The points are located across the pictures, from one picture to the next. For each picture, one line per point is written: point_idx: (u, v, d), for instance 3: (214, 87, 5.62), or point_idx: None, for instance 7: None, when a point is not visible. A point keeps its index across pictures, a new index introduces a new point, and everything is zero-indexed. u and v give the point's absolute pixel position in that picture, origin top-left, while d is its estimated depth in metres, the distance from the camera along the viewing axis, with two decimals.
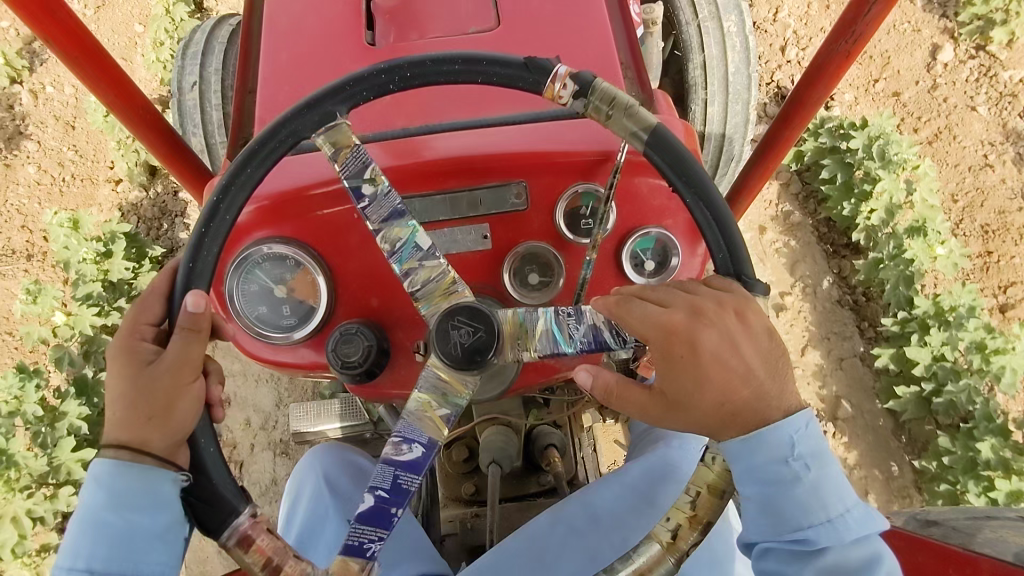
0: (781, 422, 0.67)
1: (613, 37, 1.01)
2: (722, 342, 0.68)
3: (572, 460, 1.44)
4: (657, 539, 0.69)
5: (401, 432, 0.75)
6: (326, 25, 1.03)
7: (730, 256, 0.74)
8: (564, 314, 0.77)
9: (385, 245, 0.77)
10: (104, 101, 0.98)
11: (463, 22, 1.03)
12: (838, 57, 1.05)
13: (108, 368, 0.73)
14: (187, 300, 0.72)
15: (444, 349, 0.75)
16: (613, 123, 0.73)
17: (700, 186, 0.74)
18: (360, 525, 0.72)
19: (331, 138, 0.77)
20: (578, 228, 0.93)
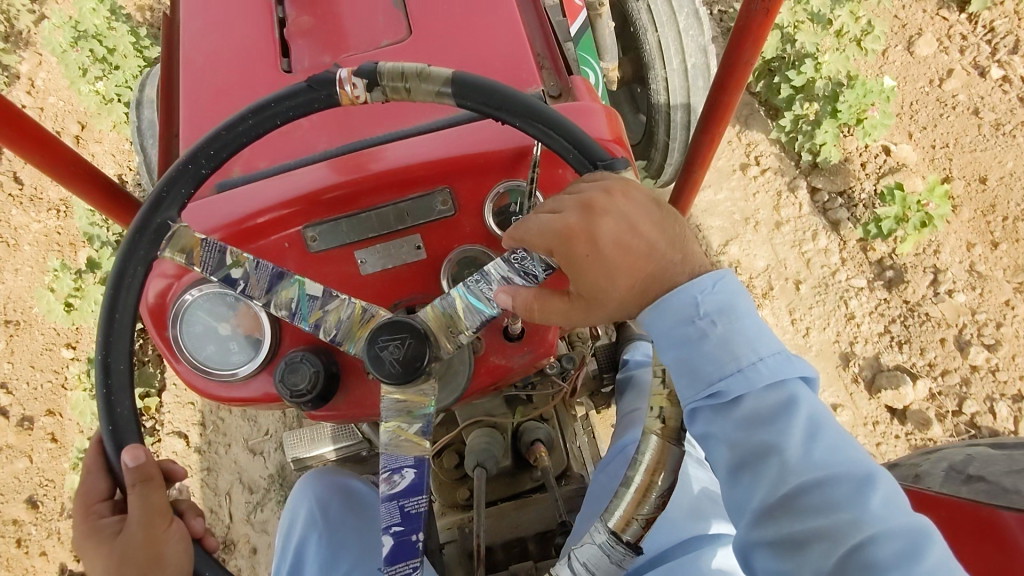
0: (685, 285, 0.69)
1: (526, 32, 1.00)
2: (622, 226, 0.70)
3: (562, 454, 1.45)
4: (652, 430, 0.66)
5: (387, 465, 0.75)
6: (243, 57, 1.04)
7: (582, 154, 0.75)
8: (472, 281, 0.75)
9: (282, 311, 0.78)
10: (35, 163, 0.99)
11: (375, 35, 1.03)
12: (759, 15, 1.03)
13: (82, 556, 0.74)
14: (125, 457, 0.72)
15: (382, 373, 0.73)
16: (416, 93, 0.72)
17: (524, 106, 0.74)
18: (393, 565, 0.73)
19: (176, 247, 0.78)
20: (507, 226, 0.87)
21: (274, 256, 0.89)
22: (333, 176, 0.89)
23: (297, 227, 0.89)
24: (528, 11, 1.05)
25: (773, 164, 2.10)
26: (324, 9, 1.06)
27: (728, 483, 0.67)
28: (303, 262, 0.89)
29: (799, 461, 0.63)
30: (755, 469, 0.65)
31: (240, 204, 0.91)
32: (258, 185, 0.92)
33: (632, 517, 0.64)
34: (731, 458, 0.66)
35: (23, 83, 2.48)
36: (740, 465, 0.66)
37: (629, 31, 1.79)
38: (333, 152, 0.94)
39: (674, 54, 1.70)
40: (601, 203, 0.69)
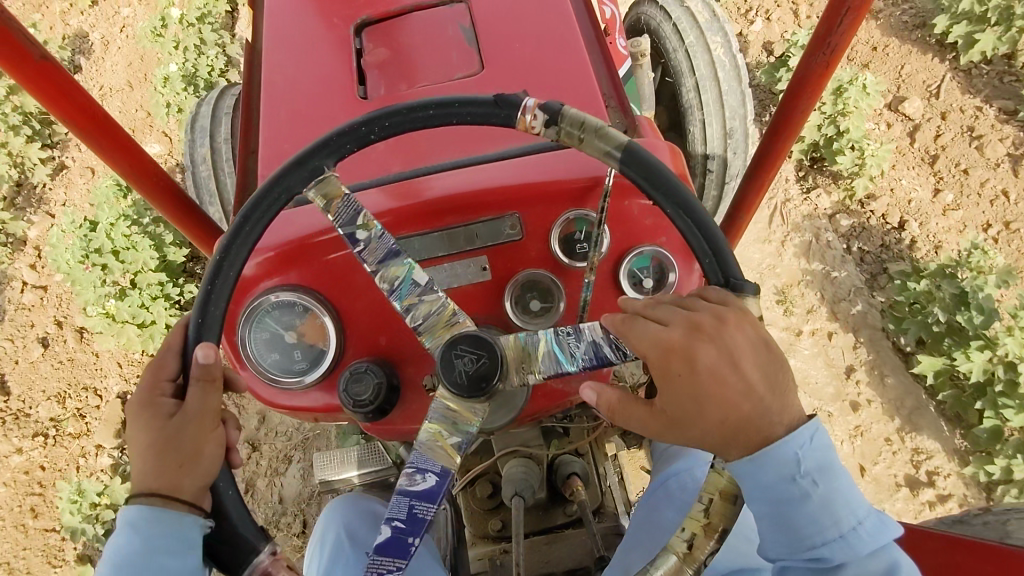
0: (787, 437, 0.66)
1: (594, 70, 1.05)
2: (722, 358, 0.67)
3: (598, 489, 1.44)
4: (673, 552, 0.65)
5: (414, 462, 0.76)
6: (322, 84, 1.10)
7: (718, 262, 0.74)
8: (564, 334, 0.78)
9: (384, 285, 0.80)
10: (120, 171, 1.05)
11: (449, 68, 1.08)
12: (818, 67, 1.06)
13: (129, 423, 0.75)
14: (199, 354, 0.74)
15: (450, 378, 0.75)
16: (587, 146, 0.74)
17: (681, 196, 0.75)
18: (378, 556, 0.72)
19: (322, 192, 0.80)
20: (573, 253, 0.91)
21: (347, 270, 0.93)
22: (410, 199, 0.93)
23: None
24: (595, 50, 1.10)
25: (954, 491, 1.77)
26: (399, 43, 1.12)
27: None
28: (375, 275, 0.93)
29: None
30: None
31: (318, 219, 0.95)
32: None
33: None
34: None
35: (28, 253, 2.49)
36: None
37: (668, 81, 1.89)
38: (409, 173, 0.98)
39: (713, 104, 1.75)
40: (705, 325, 0.68)
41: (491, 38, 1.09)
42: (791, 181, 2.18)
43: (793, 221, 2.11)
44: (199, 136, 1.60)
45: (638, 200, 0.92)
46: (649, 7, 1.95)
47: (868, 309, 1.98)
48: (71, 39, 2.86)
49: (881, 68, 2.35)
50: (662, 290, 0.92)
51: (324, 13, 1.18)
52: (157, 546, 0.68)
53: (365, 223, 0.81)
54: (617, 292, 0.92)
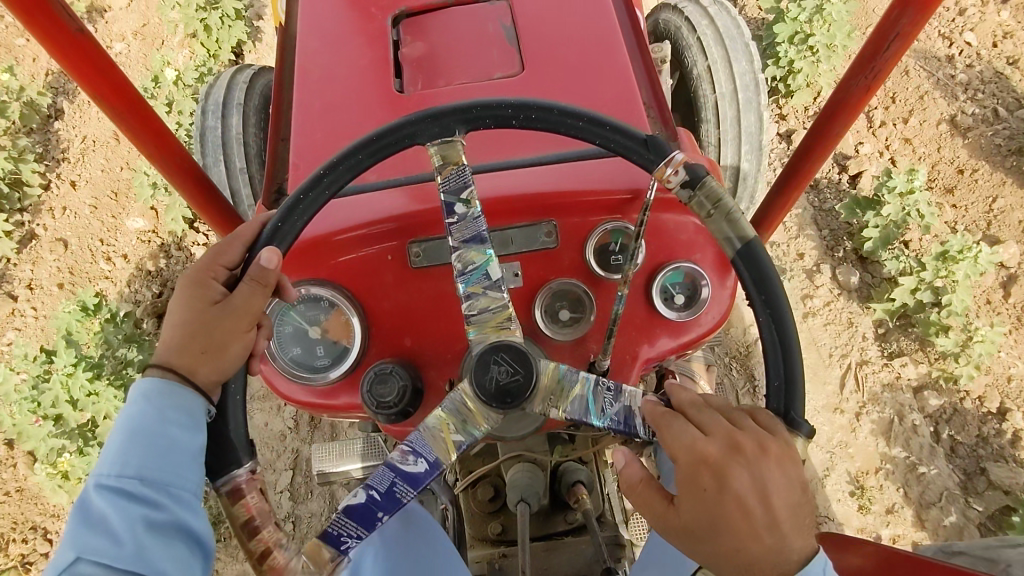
0: (798, 573, 0.60)
1: (635, 78, 1.04)
2: (754, 488, 0.60)
3: (600, 498, 1.44)
4: None
5: (412, 442, 0.75)
6: (357, 74, 1.08)
7: (785, 390, 0.69)
8: (603, 386, 0.75)
9: (457, 263, 0.79)
10: (146, 153, 1.02)
11: (487, 67, 1.07)
12: (859, 91, 1.06)
13: (174, 291, 0.75)
14: (263, 253, 0.75)
15: (479, 381, 0.74)
16: (711, 222, 0.73)
17: (778, 308, 0.71)
18: (345, 518, 0.71)
19: (442, 152, 0.78)
20: (608, 265, 0.89)
21: (376, 268, 0.91)
22: None
23: (403, 241, 0.91)
24: (637, 58, 1.08)
25: None
26: (436, 38, 1.11)
27: None
28: (404, 274, 0.91)
29: None
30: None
31: (351, 214, 0.94)
32: (367, 200, 0.95)
33: None
34: None
35: None
36: None
37: (686, 88, 1.87)
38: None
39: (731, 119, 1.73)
40: (742, 438, 0.62)
41: (532, 40, 1.07)
42: (870, 340, 1.88)
43: (870, 391, 1.80)
44: (211, 117, 1.57)
45: (683, 214, 0.92)
46: (670, 13, 1.94)
47: (963, 523, 1.63)
48: (54, 77, 2.60)
49: (967, 199, 2.05)
50: (693, 307, 0.91)
51: (358, 6, 1.16)
52: (167, 415, 0.67)
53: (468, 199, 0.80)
54: (648, 305, 0.91)
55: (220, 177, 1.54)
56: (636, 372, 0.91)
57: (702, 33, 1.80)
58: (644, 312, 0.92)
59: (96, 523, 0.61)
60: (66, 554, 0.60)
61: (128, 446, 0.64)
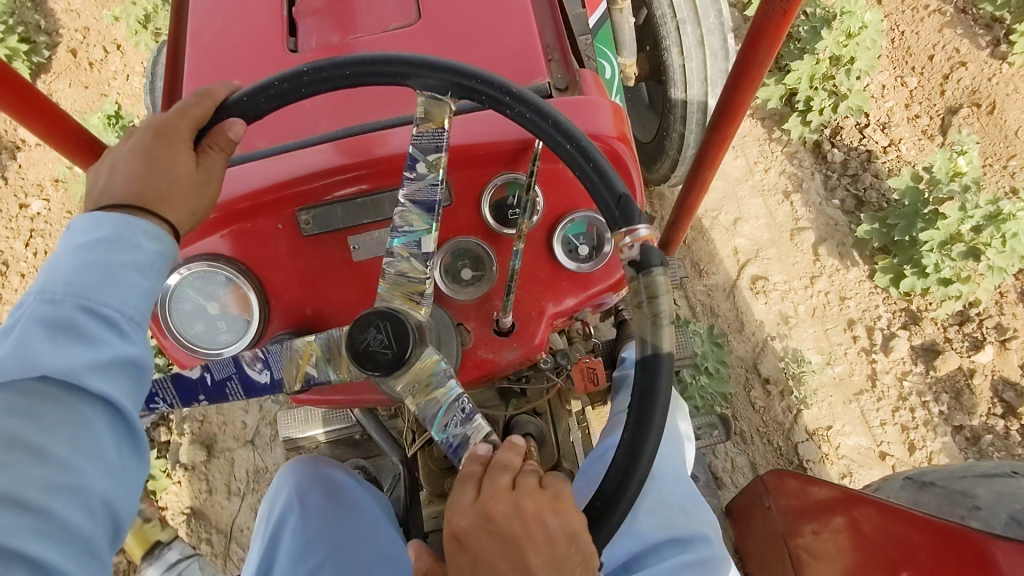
0: None
1: (536, 22, 0.99)
2: (509, 551, 0.60)
3: (552, 448, 1.44)
4: None
5: (269, 353, 0.77)
6: (251, 33, 1.04)
7: (602, 510, 0.65)
8: (460, 408, 0.73)
9: (398, 219, 0.76)
10: (36, 130, 1.00)
11: (383, 19, 1.02)
12: (774, 16, 0.99)
13: (135, 148, 0.73)
14: (234, 128, 0.76)
15: (354, 332, 0.72)
16: (636, 317, 0.66)
17: (647, 436, 0.64)
18: (171, 385, 0.78)
19: (432, 108, 0.74)
20: (505, 219, 0.87)
21: (270, 237, 0.89)
22: (337, 158, 0.89)
23: (293, 209, 0.89)
24: (541, 3, 1.03)
25: None
26: None
27: None
28: (298, 242, 0.89)
29: None
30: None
31: (240, 182, 0.91)
32: (255, 166, 0.92)
33: None
34: None
35: None
36: None
37: (650, 26, 1.75)
38: (340, 133, 0.93)
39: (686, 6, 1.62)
40: (524, 504, 0.62)
41: None
42: None
43: None
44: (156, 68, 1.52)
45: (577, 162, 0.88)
46: None
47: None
48: None
49: None
50: (597, 259, 0.89)
51: None
52: (125, 236, 0.66)
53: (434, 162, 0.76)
54: (550, 258, 0.89)
55: None
56: (544, 328, 0.89)
57: None
58: (547, 264, 0.89)
59: (47, 327, 0.58)
60: (17, 359, 0.55)
61: (83, 269, 0.62)
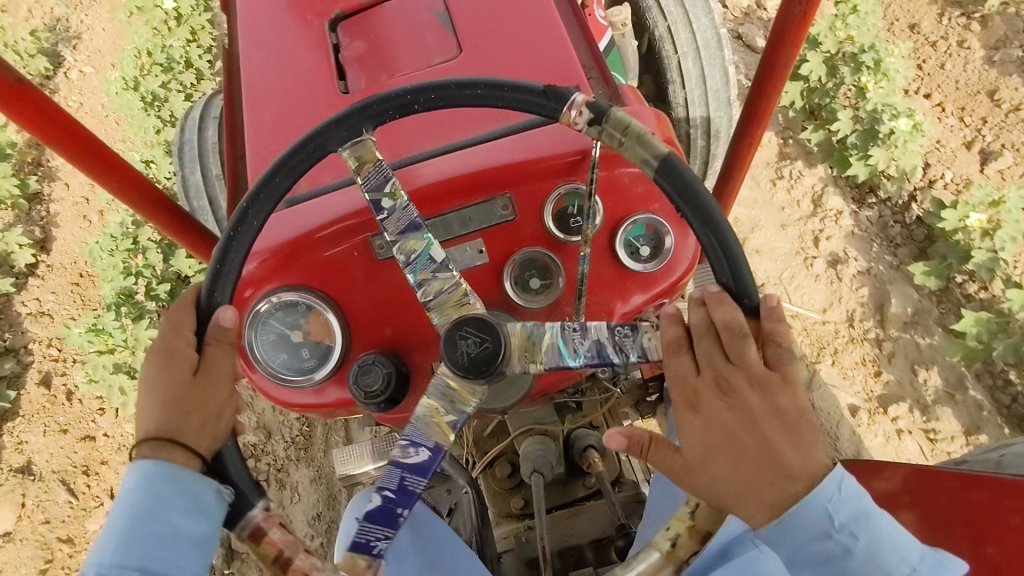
0: (809, 495, 0.58)
1: (572, 43, 1.05)
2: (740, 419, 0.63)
3: (614, 461, 1.45)
4: (657, 548, 0.65)
5: (407, 436, 0.73)
6: (302, 80, 1.11)
7: (731, 271, 0.70)
8: (569, 329, 0.77)
9: (402, 256, 0.79)
10: (111, 188, 1.06)
11: (427, 54, 1.08)
12: (796, 19, 1.05)
13: (144, 367, 0.71)
14: (222, 313, 0.74)
15: (451, 356, 0.76)
16: (626, 152, 0.74)
17: (704, 209, 0.72)
18: (368, 524, 0.67)
19: (359, 156, 0.79)
20: (568, 228, 0.91)
21: (346, 264, 0.94)
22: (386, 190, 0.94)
23: (366, 236, 0.93)
24: (574, 26, 1.09)
25: None
26: (378, 34, 1.12)
27: None
28: (372, 267, 0.94)
29: None
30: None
31: (312, 217, 0.96)
32: (326, 200, 0.97)
33: None
34: None
35: None
36: None
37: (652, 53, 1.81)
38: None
39: (687, 41, 1.71)
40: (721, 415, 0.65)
41: (465, 18, 1.09)
42: None
43: None
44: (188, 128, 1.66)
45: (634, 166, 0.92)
46: None
47: None
48: None
49: None
50: (659, 256, 0.93)
51: (299, 11, 1.18)
52: (190, 491, 0.64)
53: (392, 191, 0.81)
54: (614, 260, 0.93)
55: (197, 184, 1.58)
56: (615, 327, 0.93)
57: None
58: (611, 264, 0.93)
59: None
60: None
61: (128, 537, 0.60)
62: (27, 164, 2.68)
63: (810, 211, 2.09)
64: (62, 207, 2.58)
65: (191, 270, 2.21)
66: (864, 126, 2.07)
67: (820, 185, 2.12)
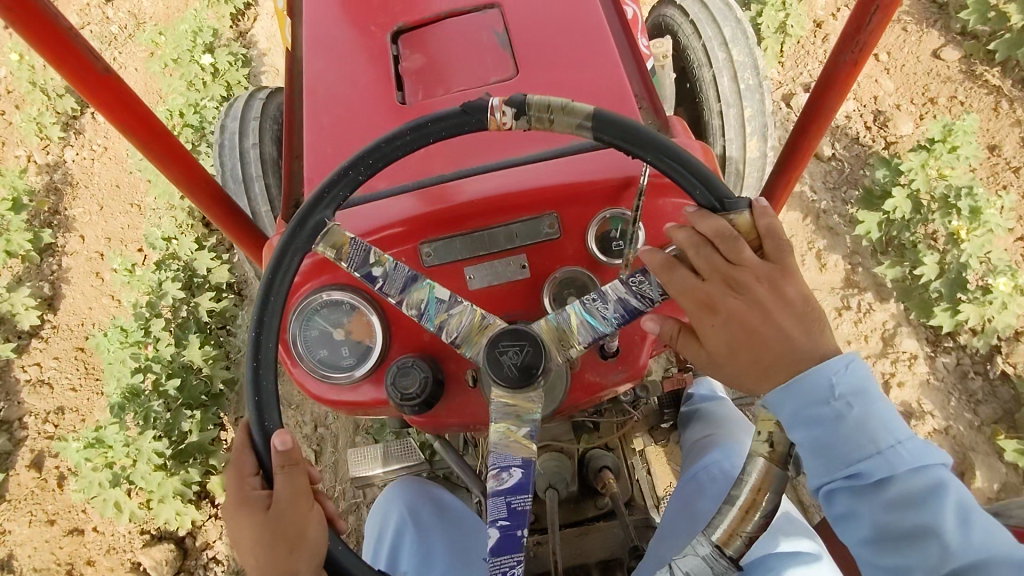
0: (817, 368, 0.71)
1: (625, 73, 1.09)
2: (750, 308, 0.74)
3: (627, 482, 1.46)
4: (760, 454, 0.70)
5: (496, 462, 0.78)
6: (361, 89, 1.15)
7: (708, 190, 0.78)
8: (590, 301, 0.81)
9: (412, 310, 0.85)
10: (174, 178, 1.13)
11: (484, 74, 1.12)
12: (845, 66, 1.07)
13: (232, 526, 0.79)
14: (275, 442, 0.77)
15: (498, 374, 0.78)
16: (559, 125, 0.76)
17: (655, 143, 0.78)
18: (497, 557, 0.75)
19: (328, 243, 0.86)
20: (609, 250, 0.94)
21: None
22: (433, 202, 0.98)
23: (414, 244, 0.97)
24: (628, 57, 1.13)
25: None
26: (435, 51, 1.17)
27: (863, 548, 0.71)
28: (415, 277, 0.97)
29: (957, 547, 0.68)
30: (909, 549, 0.69)
31: (361, 223, 1.00)
32: (382, 205, 1.01)
33: (734, 532, 0.69)
34: (874, 536, 0.69)
35: None
36: (879, 541, 0.69)
37: (689, 83, 1.83)
38: (414, 185, 1.03)
39: (730, 92, 1.69)
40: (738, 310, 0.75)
41: (522, 43, 1.13)
42: None
43: None
44: (230, 121, 1.71)
45: (678, 197, 0.96)
46: (669, 9, 1.91)
47: None
48: None
49: None
50: None
51: (360, 24, 1.23)
52: None
53: (378, 259, 0.86)
54: None
55: (238, 178, 1.65)
56: (648, 347, 0.95)
57: (694, 17, 1.80)
58: None
59: None
60: None
61: None
62: (44, 212, 2.66)
63: (880, 350, 2.01)
64: (77, 260, 2.56)
65: (204, 363, 2.16)
66: (953, 274, 1.99)
67: (893, 323, 2.04)
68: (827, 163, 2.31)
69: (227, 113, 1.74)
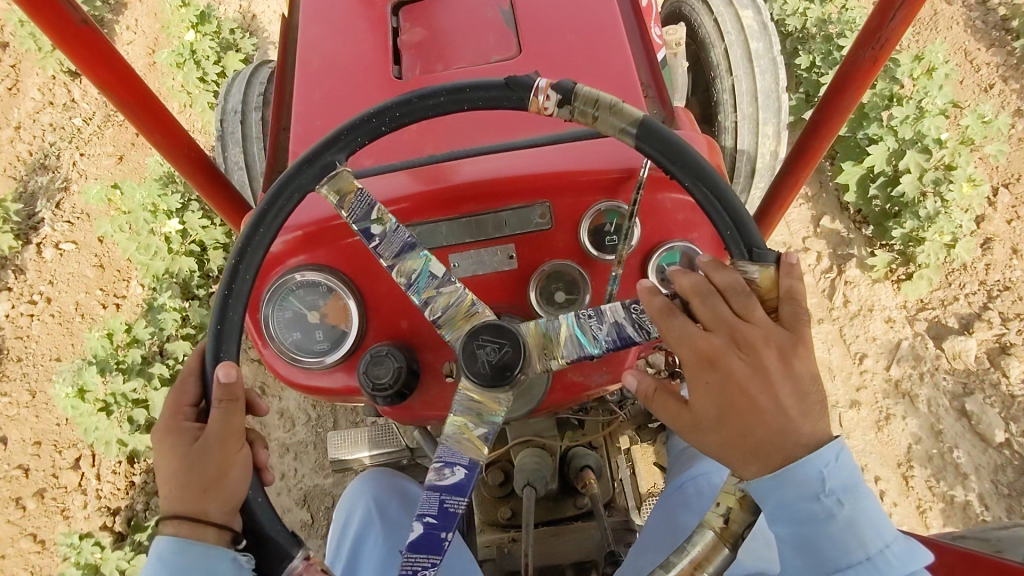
0: (808, 457, 0.63)
1: (633, 57, 1.04)
2: (751, 373, 0.65)
3: (609, 483, 1.42)
4: (710, 527, 0.65)
5: (442, 456, 0.73)
6: (356, 60, 1.10)
7: (739, 232, 0.73)
8: (584, 317, 0.75)
9: (401, 278, 0.80)
10: (153, 141, 1.07)
11: (485, 50, 1.07)
12: (864, 64, 1.01)
13: (155, 453, 0.74)
14: (219, 372, 0.73)
15: (472, 369, 0.74)
16: (602, 123, 0.73)
17: (697, 168, 0.74)
18: (412, 554, 0.69)
19: (334, 187, 0.80)
20: (602, 245, 0.89)
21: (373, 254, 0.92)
22: (423, 182, 0.92)
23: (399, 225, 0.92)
24: (637, 43, 1.08)
25: None
26: (436, 24, 1.11)
27: None
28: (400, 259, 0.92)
29: None
30: None
31: None
32: (367, 182, 0.96)
33: None
34: None
35: None
36: None
37: (702, 69, 1.77)
38: (405, 163, 0.97)
39: (747, 105, 1.63)
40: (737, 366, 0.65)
41: (527, 18, 1.08)
42: None
43: None
44: (235, 82, 1.67)
45: (681, 193, 0.90)
46: None
47: None
48: None
49: None
50: None
51: None
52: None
53: (380, 217, 0.81)
54: None
55: (233, 128, 1.60)
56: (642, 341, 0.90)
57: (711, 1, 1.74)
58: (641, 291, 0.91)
59: None
60: None
61: None
62: None
63: None
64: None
65: None
66: None
67: None
68: (997, 451, 1.83)
69: (236, 79, 1.70)
